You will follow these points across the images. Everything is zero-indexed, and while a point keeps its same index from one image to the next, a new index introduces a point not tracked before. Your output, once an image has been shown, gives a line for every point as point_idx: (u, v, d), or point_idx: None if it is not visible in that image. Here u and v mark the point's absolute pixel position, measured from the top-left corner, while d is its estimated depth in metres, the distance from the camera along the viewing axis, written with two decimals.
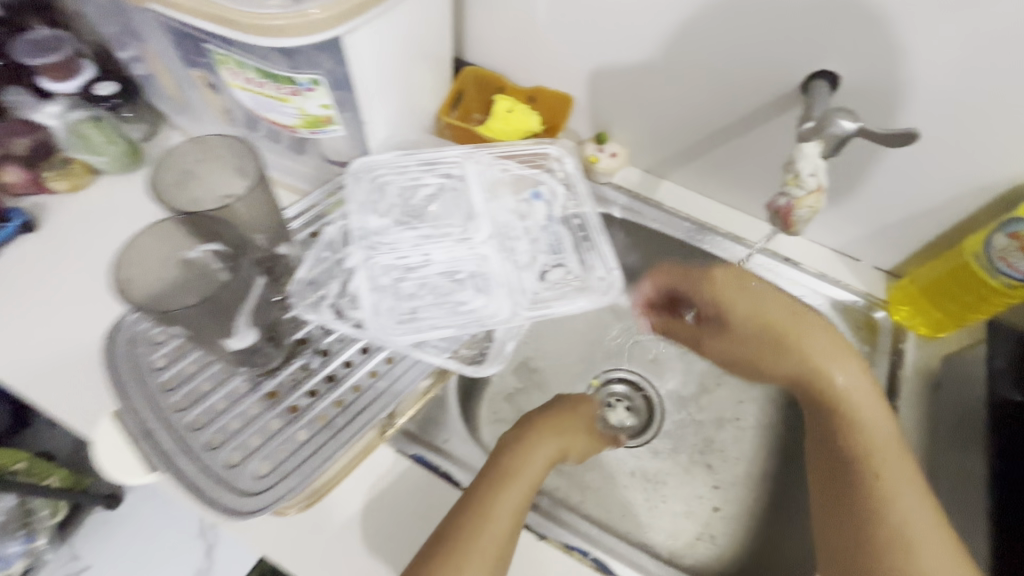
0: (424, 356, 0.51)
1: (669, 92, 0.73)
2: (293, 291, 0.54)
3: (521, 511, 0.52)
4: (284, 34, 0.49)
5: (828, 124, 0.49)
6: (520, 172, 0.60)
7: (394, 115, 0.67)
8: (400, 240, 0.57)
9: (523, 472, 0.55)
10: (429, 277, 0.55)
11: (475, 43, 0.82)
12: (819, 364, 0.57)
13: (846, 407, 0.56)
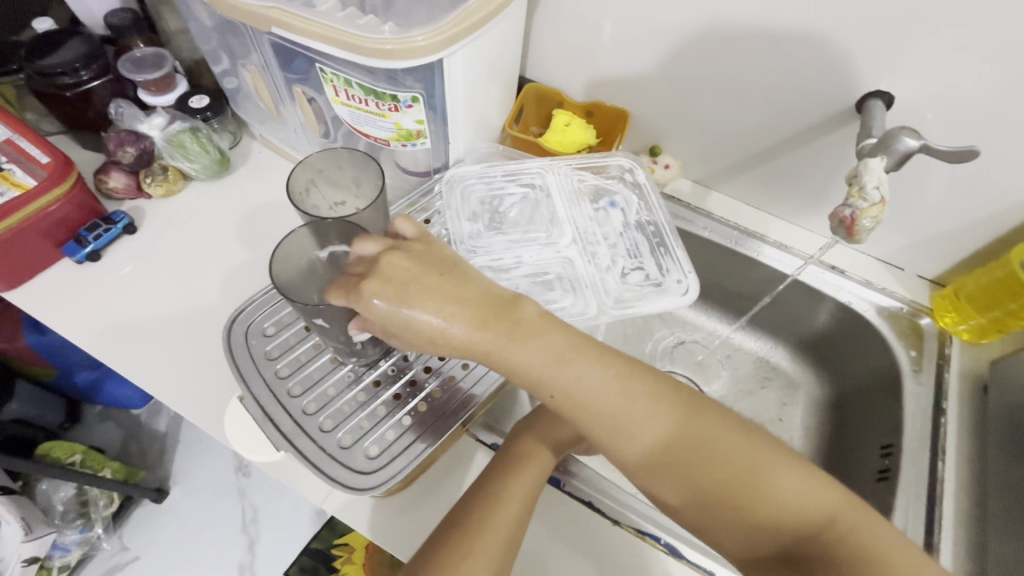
0: None
1: (724, 108, 0.78)
2: None
3: (532, 498, 0.54)
4: (393, 57, 0.55)
5: (894, 140, 0.54)
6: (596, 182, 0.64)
7: (472, 129, 0.72)
8: (490, 244, 0.60)
9: (535, 461, 0.57)
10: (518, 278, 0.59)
11: (538, 61, 0.87)
12: (575, 389, 0.46)
13: (631, 440, 0.48)
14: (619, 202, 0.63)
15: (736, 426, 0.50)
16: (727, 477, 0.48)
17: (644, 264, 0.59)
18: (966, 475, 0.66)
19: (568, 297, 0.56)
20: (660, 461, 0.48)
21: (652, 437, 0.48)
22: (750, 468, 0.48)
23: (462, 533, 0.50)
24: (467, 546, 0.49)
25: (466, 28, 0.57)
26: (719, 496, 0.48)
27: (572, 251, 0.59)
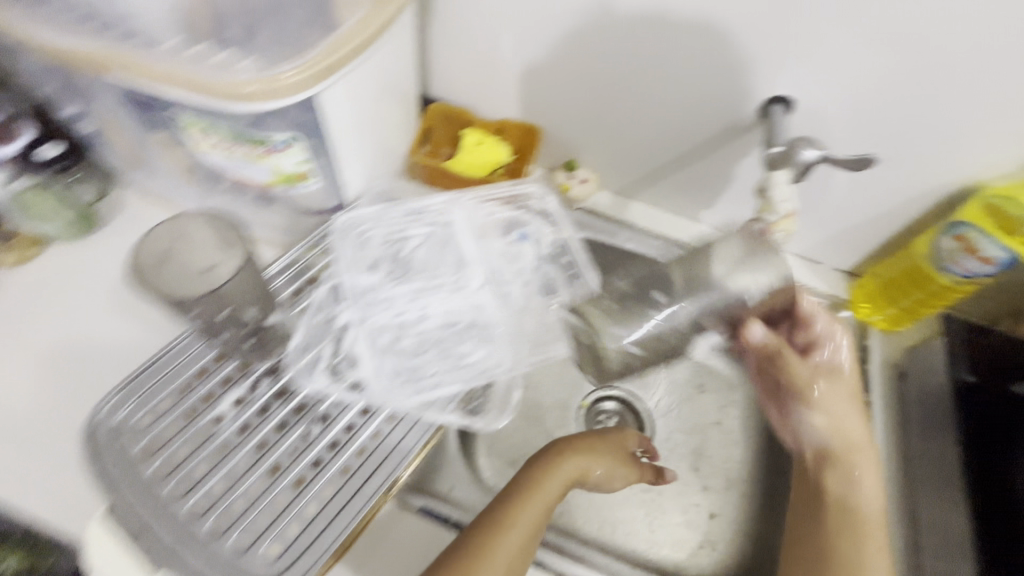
0: (433, 414, 0.58)
1: (634, 120, 0.76)
2: (289, 358, 0.59)
3: (536, 528, 0.54)
4: (258, 99, 0.48)
5: (793, 155, 0.53)
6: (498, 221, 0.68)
7: (366, 162, 0.66)
8: (396, 295, 0.64)
9: (547, 490, 0.57)
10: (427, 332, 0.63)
11: (440, 78, 0.82)
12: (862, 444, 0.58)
13: (843, 506, 0.57)
14: (529, 232, 0.70)
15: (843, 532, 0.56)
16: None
17: (550, 304, 0.64)
18: (893, 470, 0.69)
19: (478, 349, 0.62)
20: (838, 531, 0.56)
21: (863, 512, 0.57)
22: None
23: (459, 558, 0.50)
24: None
25: (335, 59, 0.51)
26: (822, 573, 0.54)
27: (484, 296, 0.65)
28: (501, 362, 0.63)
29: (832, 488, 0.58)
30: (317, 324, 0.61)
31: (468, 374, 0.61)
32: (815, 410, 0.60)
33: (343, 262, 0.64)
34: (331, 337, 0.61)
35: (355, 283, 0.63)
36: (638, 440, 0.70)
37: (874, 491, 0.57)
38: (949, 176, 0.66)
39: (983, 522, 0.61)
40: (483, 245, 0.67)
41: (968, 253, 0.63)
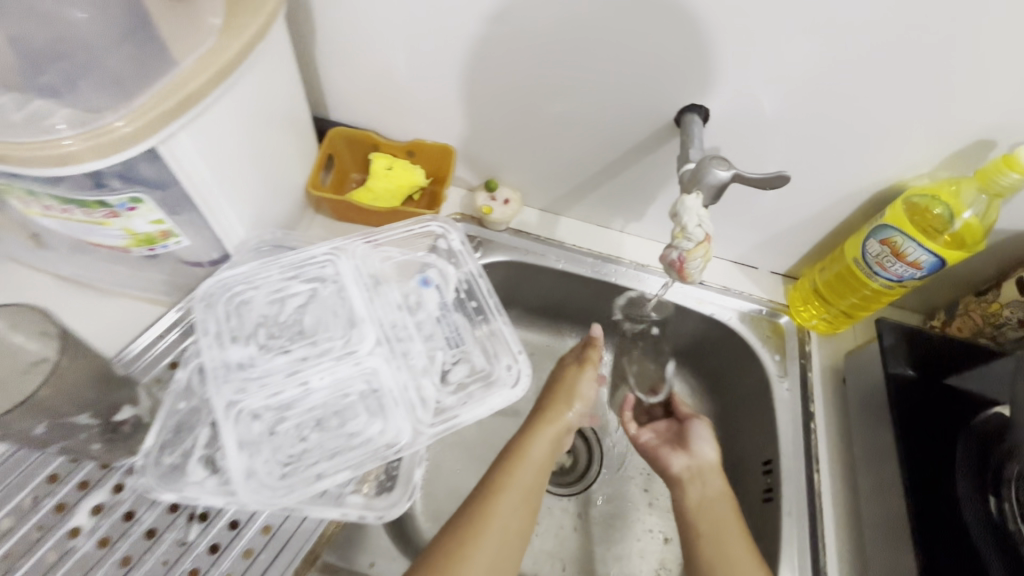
0: (321, 511, 0.43)
1: (549, 135, 0.70)
2: (142, 463, 0.43)
3: (533, 487, 0.57)
4: (90, 158, 0.42)
5: (704, 172, 0.48)
6: (402, 258, 0.54)
7: (249, 207, 0.58)
8: (271, 368, 0.47)
9: (534, 454, 0.60)
10: (313, 409, 0.46)
11: (335, 100, 0.74)
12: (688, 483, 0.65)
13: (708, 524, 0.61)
14: (433, 279, 0.54)
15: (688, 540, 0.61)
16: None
17: (467, 353, 0.50)
18: (839, 483, 0.66)
19: (376, 422, 0.45)
20: (698, 527, 0.61)
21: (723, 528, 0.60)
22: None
23: (468, 520, 0.53)
24: (472, 539, 0.52)
25: (172, 105, 0.44)
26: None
27: (377, 360, 0.48)
28: (397, 441, 0.44)
29: (720, 497, 0.63)
30: (171, 416, 0.45)
31: (355, 458, 0.43)
32: (698, 443, 0.68)
33: (203, 335, 0.47)
34: (189, 430, 0.45)
35: (221, 358, 0.47)
36: (585, 386, 0.67)
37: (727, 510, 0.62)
38: (871, 178, 0.63)
39: (921, 528, 0.56)
40: (372, 297, 0.51)
41: (895, 256, 0.61)
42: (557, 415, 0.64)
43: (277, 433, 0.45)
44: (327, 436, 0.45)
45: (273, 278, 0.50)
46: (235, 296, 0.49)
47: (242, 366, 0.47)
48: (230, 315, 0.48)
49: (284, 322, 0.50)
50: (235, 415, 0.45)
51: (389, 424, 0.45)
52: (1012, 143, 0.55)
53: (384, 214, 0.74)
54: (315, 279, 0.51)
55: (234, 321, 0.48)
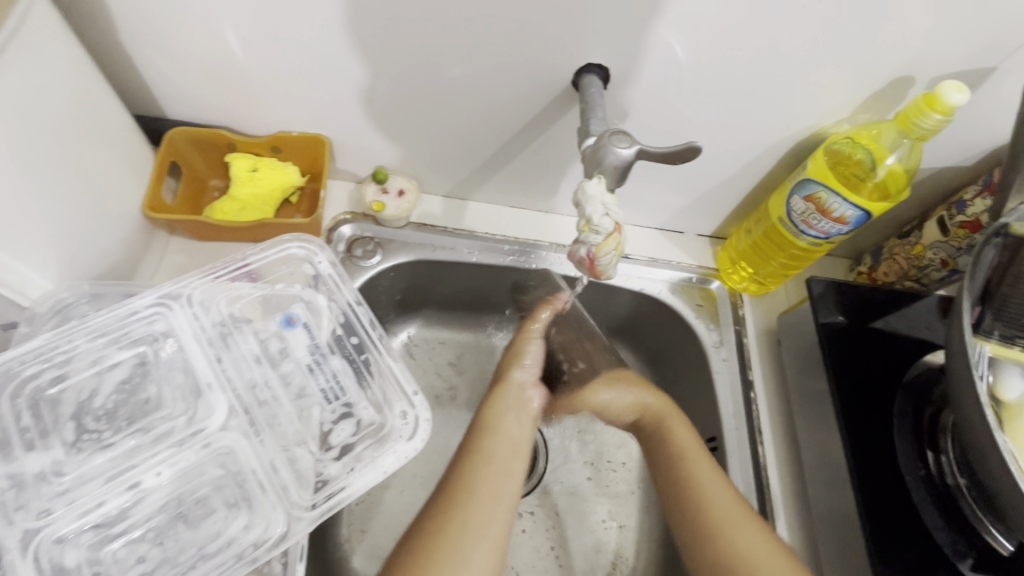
0: None
1: (435, 112, 0.60)
2: None
3: (513, 463, 0.49)
4: None
5: (603, 152, 0.41)
6: (256, 298, 0.48)
7: (50, 252, 0.45)
8: (89, 472, 0.41)
9: (505, 423, 0.52)
10: (153, 512, 0.41)
11: (167, 96, 0.60)
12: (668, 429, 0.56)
13: (693, 484, 0.51)
14: (299, 317, 0.48)
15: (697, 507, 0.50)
16: (710, 506, 0.50)
17: (350, 402, 0.46)
18: (786, 453, 0.63)
19: (236, 514, 0.40)
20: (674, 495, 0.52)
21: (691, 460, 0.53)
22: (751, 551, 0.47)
23: (425, 540, 0.43)
24: (446, 534, 0.43)
25: None
26: (695, 517, 0.50)
27: (231, 437, 0.43)
28: (268, 534, 0.39)
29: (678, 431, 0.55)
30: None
31: (212, 570, 0.38)
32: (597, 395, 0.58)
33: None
34: None
35: (10, 474, 0.38)
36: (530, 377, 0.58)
37: (689, 442, 0.54)
38: (788, 129, 0.58)
39: (866, 497, 0.53)
40: (220, 355, 0.45)
41: (819, 212, 0.57)
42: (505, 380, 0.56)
43: (104, 559, 0.39)
44: (180, 544, 0.40)
45: (81, 349, 0.43)
46: (27, 387, 0.40)
47: (47, 477, 0.39)
48: (24, 415, 0.40)
49: (106, 409, 0.43)
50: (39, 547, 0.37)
51: (254, 514, 0.40)
52: (929, 80, 0.51)
53: (253, 227, 0.61)
54: (138, 347, 0.44)
55: (29, 422, 0.40)
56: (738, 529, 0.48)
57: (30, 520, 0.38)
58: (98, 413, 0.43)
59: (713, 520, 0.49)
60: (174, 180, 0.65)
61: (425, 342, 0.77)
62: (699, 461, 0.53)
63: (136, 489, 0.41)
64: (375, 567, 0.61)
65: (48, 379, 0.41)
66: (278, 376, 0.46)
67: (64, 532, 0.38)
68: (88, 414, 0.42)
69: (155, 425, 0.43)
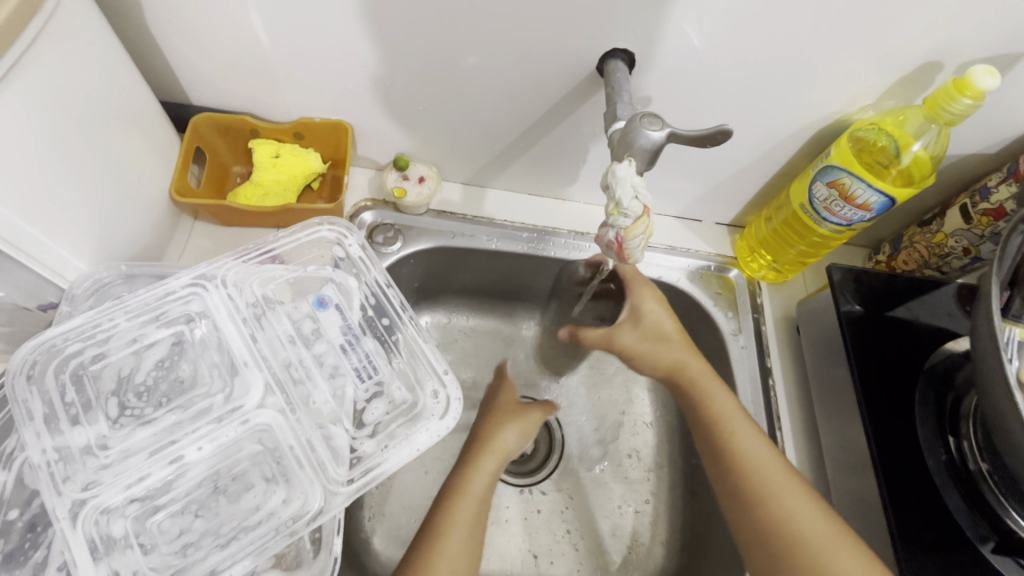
0: None
1: (456, 99, 0.60)
2: None
3: (476, 525, 0.50)
4: None
5: (634, 135, 0.41)
6: (288, 279, 0.49)
7: (85, 235, 0.46)
8: (133, 446, 0.42)
9: (473, 484, 0.52)
10: (194, 487, 0.42)
11: (190, 81, 0.60)
12: (692, 376, 0.57)
13: (719, 419, 0.54)
14: (331, 298, 0.49)
15: (734, 449, 0.52)
16: (760, 477, 0.50)
17: (382, 381, 0.47)
18: (804, 439, 0.63)
19: (276, 489, 0.42)
20: (704, 433, 0.55)
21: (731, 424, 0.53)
22: (798, 517, 0.48)
23: None
24: None
25: None
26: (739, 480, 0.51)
27: (268, 414, 0.43)
28: (306, 508, 0.40)
29: (693, 365, 0.58)
30: (4, 537, 0.39)
31: (254, 541, 0.39)
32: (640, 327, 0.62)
33: (26, 424, 0.39)
34: (36, 540, 0.40)
35: (57, 447, 0.39)
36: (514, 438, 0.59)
37: (729, 406, 0.54)
38: (812, 116, 0.57)
39: (890, 482, 0.53)
40: (256, 334, 0.46)
41: (843, 199, 0.57)
42: (496, 450, 0.56)
43: (149, 529, 0.40)
44: (221, 516, 0.41)
45: (121, 328, 0.44)
46: (70, 363, 0.42)
47: (93, 450, 0.40)
48: (68, 391, 0.41)
49: (146, 386, 0.44)
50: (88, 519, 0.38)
51: (293, 488, 0.41)
52: (957, 66, 0.51)
53: (277, 212, 0.62)
54: (175, 326, 0.45)
55: (73, 397, 0.41)
56: (795, 506, 0.48)
57: (76, 493, 0.39)
58: (139, 390, 0.44)
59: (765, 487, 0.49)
60: (198, 167, 0.65)
61: (444, 330, 0.78)
62: (724, 401, 0.55)
63: (178, 463, 0.42)
64: (397, 549, 0.63)
65: (90, 357, 0.42)
66: (311, 356, 0.47)
67: (111, 504, 0.39)
68: (130, 391, 0.43)
69: (194, 401, 0.44)
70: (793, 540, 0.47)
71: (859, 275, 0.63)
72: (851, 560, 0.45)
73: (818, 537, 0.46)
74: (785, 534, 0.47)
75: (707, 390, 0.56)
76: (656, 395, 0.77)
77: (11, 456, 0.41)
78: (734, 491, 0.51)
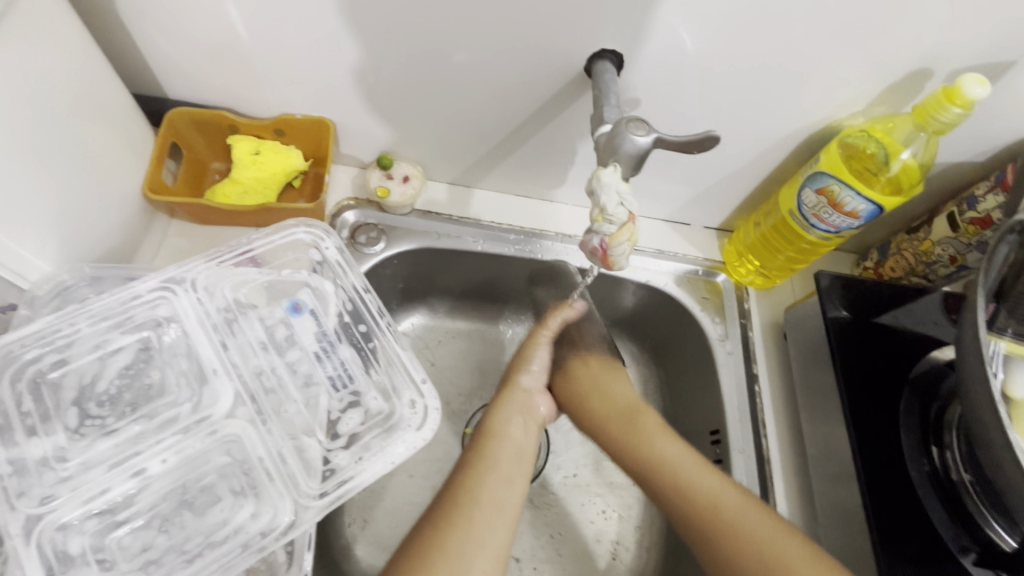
0: None
1: (442, 96, 0.59)
2: None
3: (506, 490, 0.48)
4: None
5: (620, 140, 0.40)
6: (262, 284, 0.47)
7: (49, 235, 0.44)
8: (93, 458, 0.40)
9: (508, 429, 0.54)
10: (157, 500, 0.40)
11: (166, 74, 0.58)
12: (689, 481, 0.52)
13: (720, 523, 0.49)
14: (306, 303, 0.48)
15: (742, 550, 0.48)
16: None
17: (358, 391, 0.45)
18: (790, 447, 0.63)
19: (245, 503, 0.40)
20: (705, 539, 0.49)
21: (744, 530, 0.48)
22: None
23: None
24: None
25: None
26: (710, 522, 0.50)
27: (238, 425, 0.42)
28: (276, 523, 0.39)
29: (683, 463, 0.53)
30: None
31: (219, 558, 0.38)
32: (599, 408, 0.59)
33: None
34: None
35: (11, 460, 0.38)
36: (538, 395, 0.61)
37: (738, 504, 0.50)
38: (801, 121, 0.57)
39: (873, 491, 0.53)
40: (226, 342, 0.45)
41: (831, 206, 0.56)
42: (512, 387, 0.60)
43: (108, 546, 0.38)
44: (186, 532, 0.40)
45: (83, 333, 0.42)
46: (27, 370, 0.40)
47: (50, 463, 0.39)
48: (24, 401, 0.39)
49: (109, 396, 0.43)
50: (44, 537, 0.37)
51: (261, 503, 0.40)
52: (948, 72, 0.50)
53: (256, 211, 0.60)
54: (141, 332, 0.44)
55: (30, 406, 0.39)
56: (787, 549, 0.47)
57: (31, 508, 0.37)
58: (101, 398, 0.42)
59: (716, 513, 0.50)
60: (175, 162, 0.63)
61: (428, 331, 0.77)
62: (736, 501, 0.50)
63: (141, 476, 0.41)
64: (375, 556, 0.61)
65: (47, 364, 0.40)
66: (284, 364, 0.46)
67: (68, 520, 0.38)
68: (91, 400, 0.42)
69: (160, 411, 0.42)
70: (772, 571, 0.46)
71: (847, 282, 0.62)
72: None
73: None
74: None
75: (700, 489, 0.51)
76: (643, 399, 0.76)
77: None
78: None
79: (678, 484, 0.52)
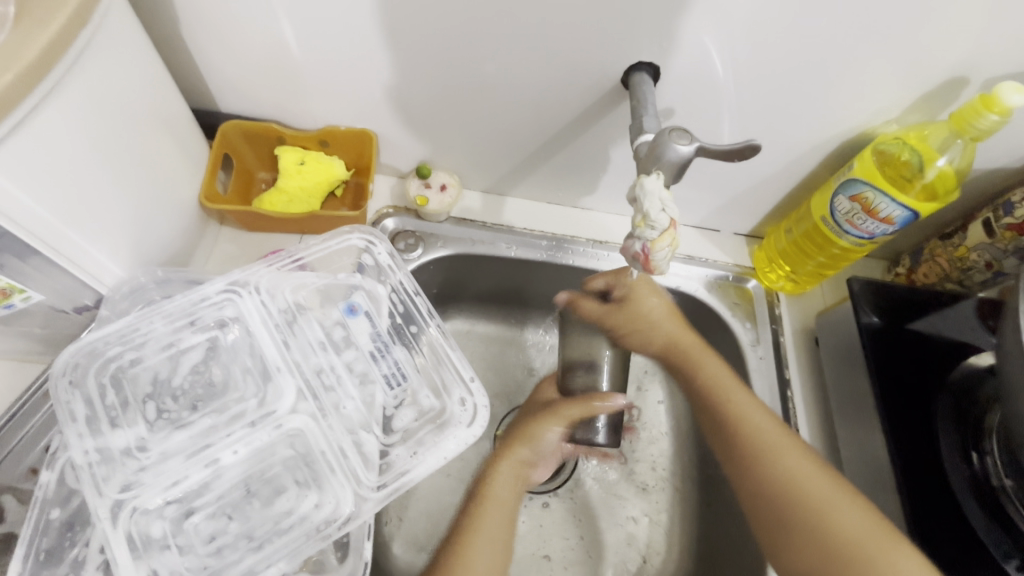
0: None
1: (482, 109, 0.61)
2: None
3: (500, 535, 0.50)
4: None
5: (663, 149, 0.42)
6: (320, 286, 0.50)
7: (122, 240, 0.47)
8: (170, 448, 0.43)
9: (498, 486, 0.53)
10: (227, 491, 0.43)
11: (221, 89, 0.61)
12: (771, 449, 0.50)
13: (789, 487, 0.48)
14: (360, 305, 0.50)
15: (795, 474, 0.49)
16: (804, 495, 0.48)
17: (410, 389, 0.47)
18: (822, 452, 0.63)
19: (310, 493, 0.43)
20: (780, 515, 0.48)
21: (805, 487, 0.48)
22: (843, 525, 0.46)
23: None
24: None
25: None
26: (784, 509, 0.48)
27: (300, 420, 0.45)
28: (337, 513, 0.41)
29: (754, 419, 0.52)
30: (44, 535, 0.41)
31: (287, 545, 0.40)
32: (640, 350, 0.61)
33: (69, 425, 0.40)
34: (80, 530, 0.42)
35: (99, 448, 0.41)
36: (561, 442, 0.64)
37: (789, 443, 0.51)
38: (834, 129, 0.58)
39: (912, 499, 0.53)
40: (288, 340, 0.47)
41: (866, 212, 0.57)
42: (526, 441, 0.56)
43: (185, 531, 0.41)
44: (255, 520, 0.42)
45: (157, 331, 0.45)
46: (109, 366, 0.43)
47: (132, 452, 0.42)
48: (108, 394, 0.43)
49: (181, 390, 0.46)
50: (127, 521, 0.39)
51: (324, 494, 0.42)
52: (985, 80, 0.50)
53: (302, 219, 0.63)
54: (210, 330, 0.46)
55: (113, 398, 0.43)
56: (787, 458, 0.50)
57: (115, 494, 0.40)
58: (175, 393, 0.45)
59: (819, 514, 0.47)
60: (226, 173, 0.67)
61: (460, 335, 0.79)
62: (796, 464, 0.49)
63: (213, 466, 0.43)
64: (413, 554, 0.63)
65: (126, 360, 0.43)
66: (341, 362, 0.48)
67: (148, 506, 0.41)
68: (166, 394, 0.45)
69: (228, 406, 0.45)
70: (855, 565, 0.44)
71: (881, 286, 0.63)
72: (907, 559, 0.43)
73: (872, 553, 0.44)
74: (834, 547, 0.45)
75: (778, 456, 0.50)
76: (675, 403, 0.77)
77: (53, 455, 0.42)
78: (783, 519, 0.48)
79: (761, 454, 0.50)
